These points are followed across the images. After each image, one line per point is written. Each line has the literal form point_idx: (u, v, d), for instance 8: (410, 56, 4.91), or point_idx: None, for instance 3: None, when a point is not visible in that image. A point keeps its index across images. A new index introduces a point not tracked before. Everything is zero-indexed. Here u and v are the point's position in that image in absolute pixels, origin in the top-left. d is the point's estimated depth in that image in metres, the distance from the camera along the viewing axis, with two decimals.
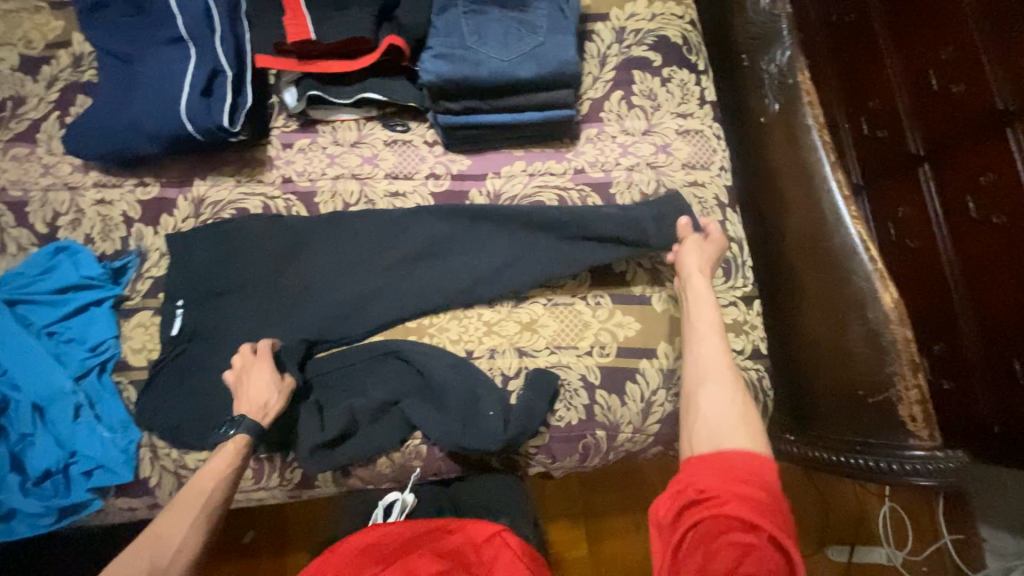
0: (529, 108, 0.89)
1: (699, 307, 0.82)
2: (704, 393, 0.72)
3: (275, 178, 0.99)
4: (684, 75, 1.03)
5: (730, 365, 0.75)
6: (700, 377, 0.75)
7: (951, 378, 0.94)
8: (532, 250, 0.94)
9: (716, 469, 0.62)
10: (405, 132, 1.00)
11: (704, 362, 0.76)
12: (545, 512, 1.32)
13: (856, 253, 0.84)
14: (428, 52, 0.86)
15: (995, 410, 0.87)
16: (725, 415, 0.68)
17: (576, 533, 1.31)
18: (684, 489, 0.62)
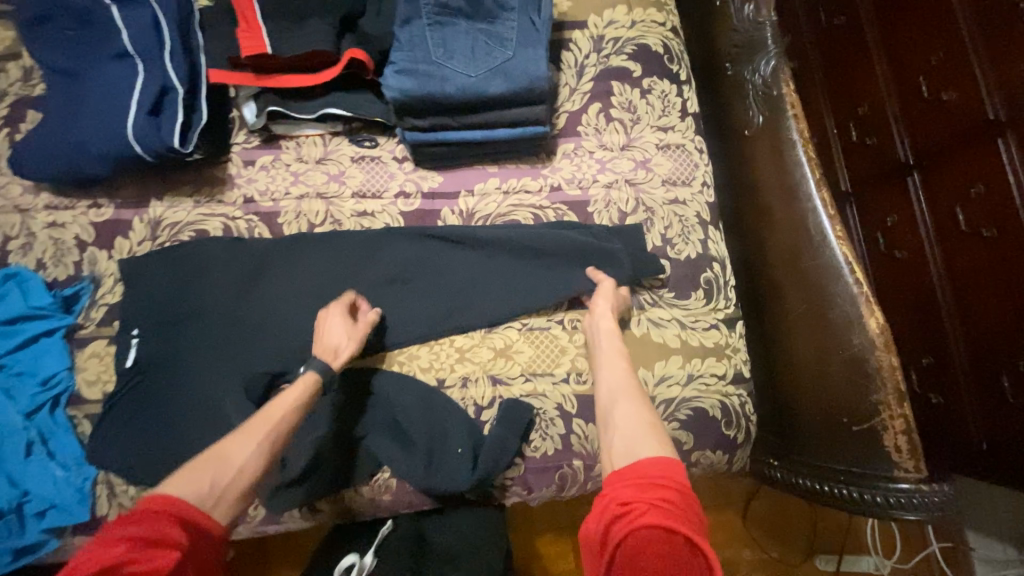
0: (500, 125, 0.85)
1: (607, 338, 0.81)
2: (617, 412, 0.71)
3: (236, 198, 0.95)
4: (665, 86, 0.99)
5: (636, 387, 0.74)
6: (613, 399, 0.73)
7: (943, 394, 0.92)
8: (495, 282, 0.91)
9: (631, 483, 0.58)
10: (373, 148, 0.96)
11: (613, 387, 0.75)
12: (533, 525, 1.29)
13: (841, 275, 0.81)
14: (391, 68, 0.80)
15: (982, 425, 0.87)
16: (634, 429, 0.66)
17: (561, 549, 1.28)
18: (607, 506, 0.58)
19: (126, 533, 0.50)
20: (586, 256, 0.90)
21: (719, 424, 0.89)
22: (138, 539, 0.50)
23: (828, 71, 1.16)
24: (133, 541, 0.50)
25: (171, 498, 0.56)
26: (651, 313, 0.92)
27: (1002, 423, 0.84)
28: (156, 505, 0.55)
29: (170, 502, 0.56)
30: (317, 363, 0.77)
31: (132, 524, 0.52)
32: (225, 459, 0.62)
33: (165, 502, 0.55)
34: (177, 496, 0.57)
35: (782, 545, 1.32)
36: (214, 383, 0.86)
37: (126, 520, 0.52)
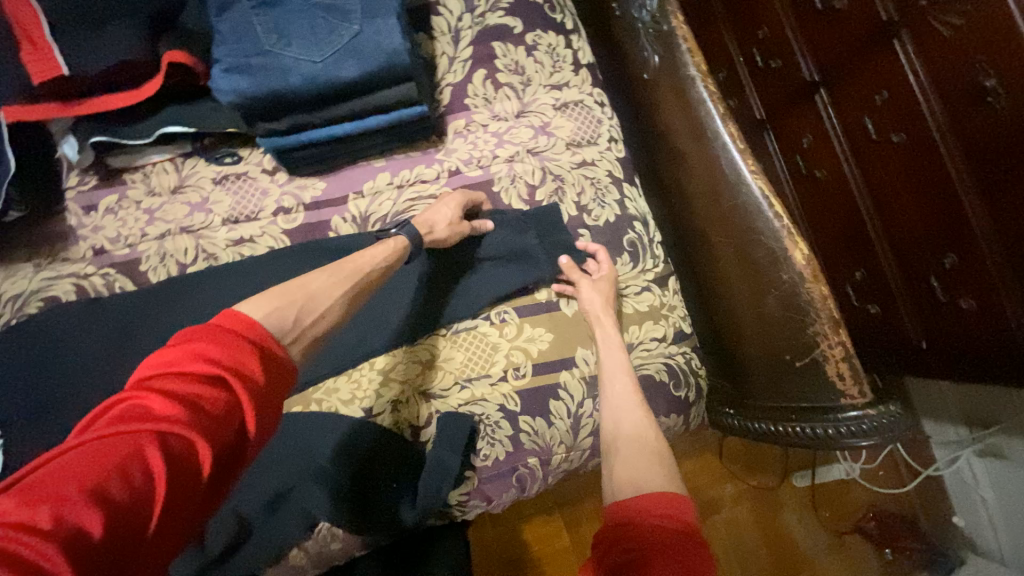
0: (369, 113, 0.74)
1: (612, 350, 0.80)
2: (619, 440, 0.73)
3: (84, 251, 0.80)
4: (552, 38, 0.90)
5: (642, 405, 0.76)
6: (616, 418, 0.75)
7: (881, 302, 0.92)
8: (416, 288, 0.83)
9: (652, 512, 0.59)
10: (236, 164, 0.83)
11: (618, 405, 0.76)
12: (522, 511, 1.23)
13: (761, 211, 0.76)
14: (217, 67, 0.67)
15: (920, 327, 0.87)
16: (636, 458, 0.69)
17: (550, 530, 1.23)
18: (620, 528, 0.59)
19: (199, 350, 0.44)
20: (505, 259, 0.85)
21: (668, 386, 0.86)
22: (207, 362, 0.43)
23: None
24: (205, 363, 0.43)
25: (253, 323, 0.48)
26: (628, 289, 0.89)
27: (937, 322, 0.84)
28: (236, 323, 0.48)
29: (251, 326, 0.48)
30: (409, 232, 0.74)
31: (213, 342, 0.45)
32: (312, 295, 0.57)
33: (244, 324, 0.48)
34: (256, 319, 0.49)
35: (761, 473, 1.33)
36: None
37: (203, 332, 0.45)
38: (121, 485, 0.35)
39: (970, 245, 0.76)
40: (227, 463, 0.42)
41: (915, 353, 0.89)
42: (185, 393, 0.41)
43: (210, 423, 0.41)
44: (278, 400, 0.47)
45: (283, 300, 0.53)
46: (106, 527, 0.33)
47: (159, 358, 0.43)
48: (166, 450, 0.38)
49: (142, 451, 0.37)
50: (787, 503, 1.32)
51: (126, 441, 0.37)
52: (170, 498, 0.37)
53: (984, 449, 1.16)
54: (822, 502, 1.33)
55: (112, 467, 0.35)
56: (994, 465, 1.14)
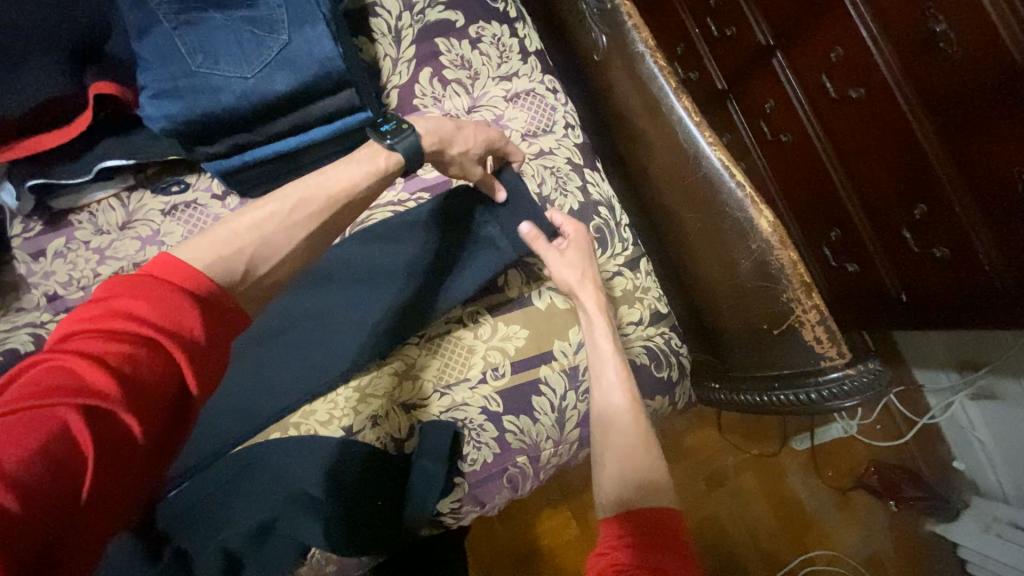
0: (313, 124, 0.72)
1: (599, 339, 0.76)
2: (611, 438, 0.68)
3: (37, 299, 0.77)
4: (496, 28, 0.88)
5: (636, 409, 0.70)
6: (604, 423, 0.70)
7: (857, 258, 0.92)
8: (371, 293, 0.80)
9: (658, 524, 0.58)
10: (184, 192, 0.80)
11: (607, 405, 0.71)
12: (527, 505, 1.22)
13: (724, 182, 0.75)
14: (145, 94, 0.64)
15: (897, 278, 0.87)
16: (629, 454, 0.65)
17: (557, 522, 1.22)
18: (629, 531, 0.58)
19: (128, 308, 0.40)
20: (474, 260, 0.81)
21: (649, 368, 0.85)
22: (138, 320, 0.39)
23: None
24: (136, 323, 0.39)
25: (193, 274, 0.44)
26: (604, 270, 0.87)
27: (913, 271, 0.84)
28: (175, 273, 0.43)
29: (191, 277, 0.43)
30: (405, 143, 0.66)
31: (142, 298, 0.40)
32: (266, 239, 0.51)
33: (181, 276, 0.43)
34: (198, 270, 0.45)
35: (761, 440, 1.32)
36: None
37: (135, 285, 0.41)
38: (40, 462, 0.32)
39: (935, 192, 0.76)
40: (168, 422, 0.39)
41: (896, 305, 0.89)
42: (112, 355, 0.37)
43: (142, 385, 0.37)
44: (225, 353, 0.44)
45: (231, 246, 0.48)
46: (26, 502, 0.31)
47: (85, 315, 0.39)
48: (91, 417, 0.35)
49: (66, 419, 0.34)
50: (791, 467, 1.31)
51: (45, 414, 0.34)
52: (105, 463, 0.35)
53: (977, 392, 1.16)
54: (825, 461, 1.32)
55: (30, 438, 0.32)
56: (988, 406, 1.15)
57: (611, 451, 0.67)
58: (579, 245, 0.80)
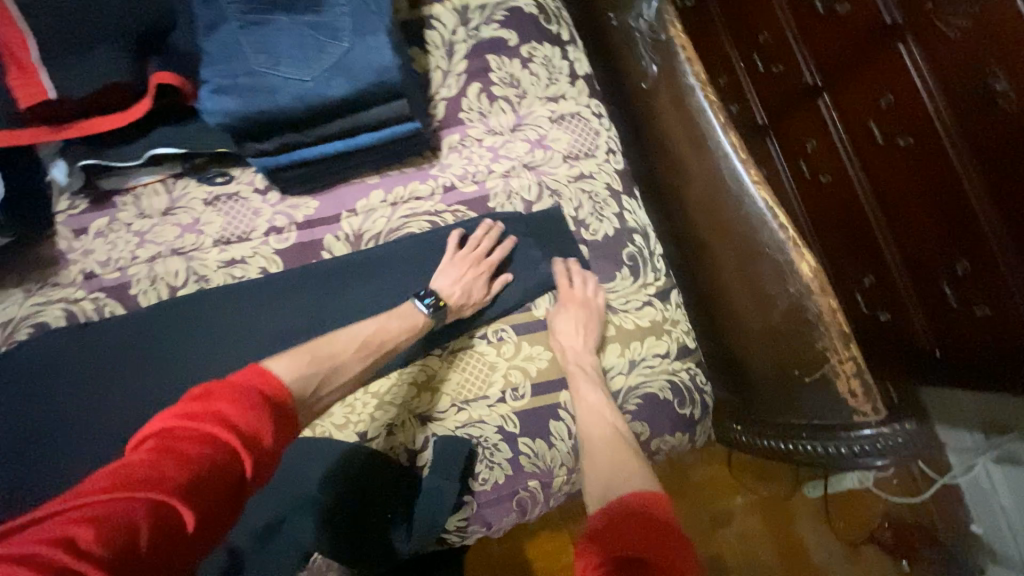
0: (361, 130, 0.72)
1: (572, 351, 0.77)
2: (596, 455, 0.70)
3: (74, 275, 0.78)
4: (548, 49, 0.88)
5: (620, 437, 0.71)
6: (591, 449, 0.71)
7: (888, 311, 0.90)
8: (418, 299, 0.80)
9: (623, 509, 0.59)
10: (228, 183, 0.81)
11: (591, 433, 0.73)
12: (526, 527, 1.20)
13: (766, 221, 0.74)
14: (206, 88, 0.65)
15: (933, 334, 0.84)
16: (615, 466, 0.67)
17: (552, 548, 1.19)
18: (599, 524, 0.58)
19: (220, 406, 0.45)
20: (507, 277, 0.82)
21: (672, 405, 0.81)
22: (226, 420, 0.45)
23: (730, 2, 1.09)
24: (223, 421, 0.45)
25: (275, 382, 0.51)
26: (633, 299, 0.83)
27: (951, 330, 0.81)
28: (263, 381, 0.50)
29: (272, 386, 0.51)
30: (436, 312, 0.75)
31: (235, 398, 0.47)
32: (332, 368, 0.62)
33: (267, 383, 0.51)
34: (279, 380, 0.53)
35: (771, 482, 1.28)
36: None
37: (233, 386, 0.48)
38: (110, 548, 0.34)
39: (980, 252, 0.74)
40: (214, 528, 0.41)
41: (930, 361, 0.86)
42: (200, 449, 0.42)
43: (213, 482, 0.41)
44: (275, 465, 0.48)
45: (307, 370, 0.58)
46: None
47: (184, 409, 0.45)
48: (164, 509, 0.38)
49: (140, 508, 0.37)
50: (802, 515, 1.27)
51: (126, 501, 0.37)
52: (157, 557, 0.36)
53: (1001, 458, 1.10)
54: (837, 512, 1.27)
55: (111, 519, 0.35)
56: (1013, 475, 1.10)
57: (597, 499, 0.64)
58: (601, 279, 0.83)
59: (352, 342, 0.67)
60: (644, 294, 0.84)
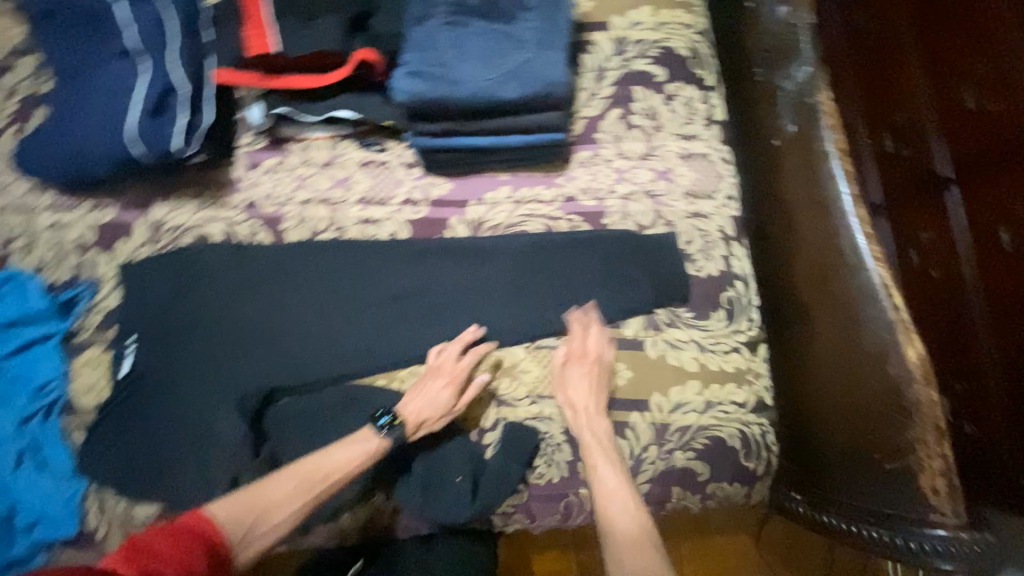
0: (514, 131, 0.81)
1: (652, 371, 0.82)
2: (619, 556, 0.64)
3: (239, 202, 0.91)
4: (690, 91, 0.93)
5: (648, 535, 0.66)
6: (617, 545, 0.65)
7: (964, 421, 0.81)
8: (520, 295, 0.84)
9: None
10: (381, 152, 0.92)
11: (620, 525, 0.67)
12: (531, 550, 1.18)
13: (876, 299, 0.74)
14: (402, 69, 0.75)
15: None
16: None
17: None
18: None
19: (159, 545, 0.55)
20: (606, 291, 0.83)
21: (737, 455, 0.82)
22: (174, 553, 0.55)
23: (867, 55, 0.95)
24: (154, 558, 0.53)
25: (220, 526, 0.60)
26: (722, 343, 0.84)
27: None
28: (200, 524, 0.59)
29: (217, 532, 0.60)
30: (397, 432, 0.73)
31: (168, 536, 0.56)
32: (264, 511, 0.64)
33: (210, 525, 0.59)
34: (223, 523, 0.61)
35: None
36: (207, 398, 0.80)
37: (169, 529, 0.57)
38: None
39: None
40: None
41: None
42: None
43: None
44: None
45: (251, 509, 0.63)
46: None
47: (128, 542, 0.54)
48: None
49: None
50: None
51: None
52: None
53: None
54: None
55: None
56: None
57: None
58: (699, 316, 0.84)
59: (304, 469, 0.69)
60: (733, 341, 0.84)
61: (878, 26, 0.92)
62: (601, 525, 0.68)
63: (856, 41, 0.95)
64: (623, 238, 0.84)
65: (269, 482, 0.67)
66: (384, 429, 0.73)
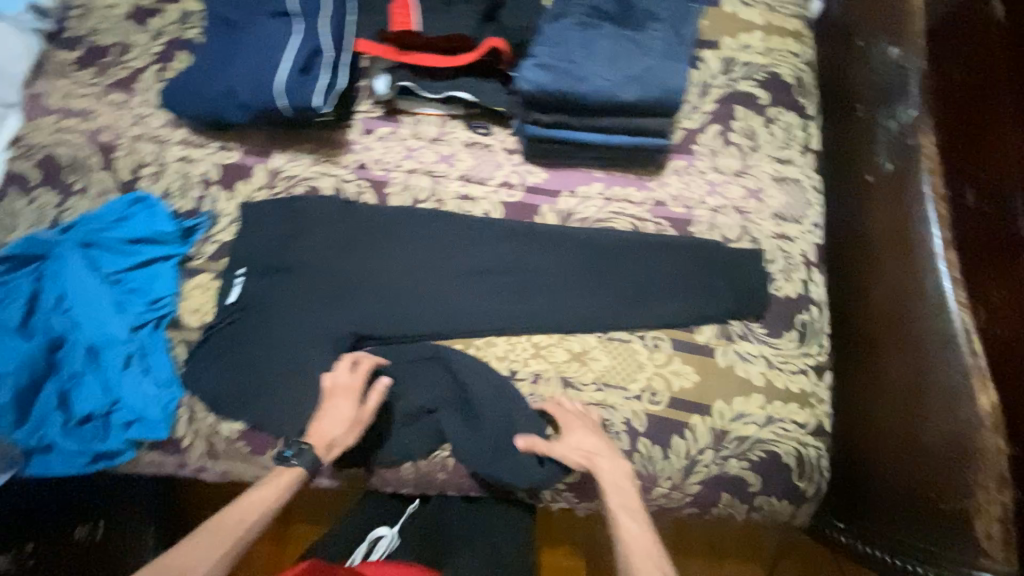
0: (620, 131, 0.84)
1: (720, 378, 0.85)
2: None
3: (350, 162, 0.98)
4: (791, 117, 0.95)
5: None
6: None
7: (1019, 489, 0.76)
8: (601, 288, 0.89)
9: None
10: (486, 136, 0.98)
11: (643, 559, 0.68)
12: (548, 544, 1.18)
13: (954, 343, 0.76)
14: (530, 61, 0.83)
15: None
16: None
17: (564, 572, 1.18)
18: None
19: None
20: (684, 296, 0.87)
21: (791, 472, 0.84)
22: None
23: (967, 106, 0.94)
24: None
25: None
26: (789, 364, 0.86)
27: None
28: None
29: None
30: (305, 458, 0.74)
31: None
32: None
33: None
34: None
35: None
36: (304, 335, 0.87)
37: None
38: None
39: None
40: None
41: None
42: None
43: None
44: None
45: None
46: None
47: None
48: None
49: None
50: None
51: None
52: None
53: None
54: None
55: None
56: None
57: None
58: (771, 333, 0.87)
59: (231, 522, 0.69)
60: (801, 362, 0.87)
61: (986, 79, 0.93)
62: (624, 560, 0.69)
63: (960, 90, 0.94)
64: (714, 246, 0.89)
65: (178, 551, 0.65)
66: (291, 461, 0.74)
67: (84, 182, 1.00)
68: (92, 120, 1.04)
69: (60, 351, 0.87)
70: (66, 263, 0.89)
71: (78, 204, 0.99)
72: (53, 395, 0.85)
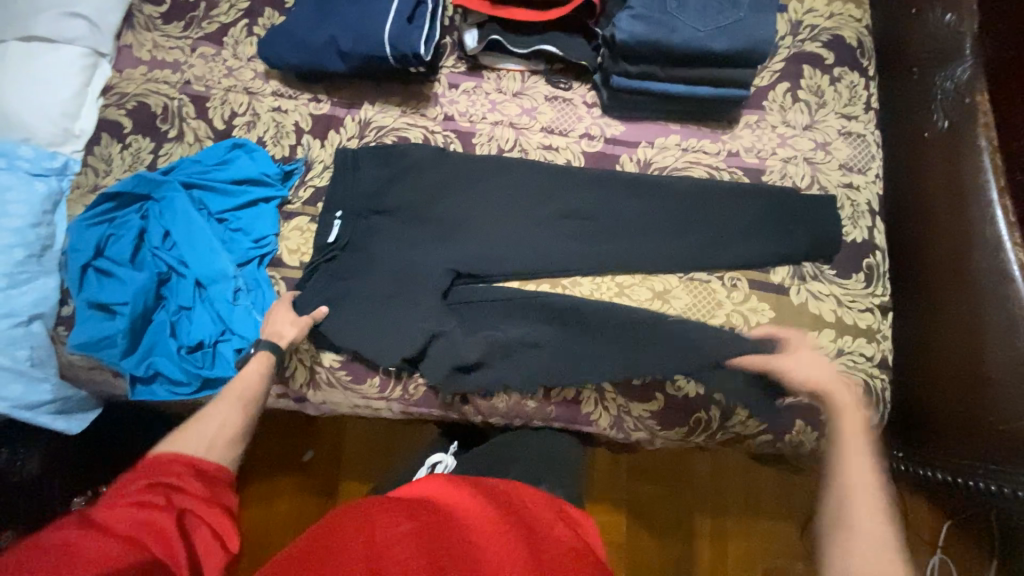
0: (704, 82, 0.92)
1: (793, 315, 0.91)
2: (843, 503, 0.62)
3: (437, 114, 1.03)
4: (855, 77, 1.02)
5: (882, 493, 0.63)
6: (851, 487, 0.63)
7: None
8: (680, 232, 0.95)
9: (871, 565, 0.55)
10: (566, 91, 1.03)
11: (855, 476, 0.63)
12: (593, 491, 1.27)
13: (1012, 279, 0.81)
14: (627, 12, 0.90)
15: None
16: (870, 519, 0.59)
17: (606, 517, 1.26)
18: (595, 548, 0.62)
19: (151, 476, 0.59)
20: (757, 240, 0.93)
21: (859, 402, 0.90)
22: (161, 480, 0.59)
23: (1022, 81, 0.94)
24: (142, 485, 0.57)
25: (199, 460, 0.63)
26: (855, 303, 0.93)
27: None
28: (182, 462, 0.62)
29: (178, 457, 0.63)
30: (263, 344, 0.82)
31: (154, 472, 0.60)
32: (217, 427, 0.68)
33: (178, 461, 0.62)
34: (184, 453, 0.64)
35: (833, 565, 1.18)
36: (402, 271, 0.93)
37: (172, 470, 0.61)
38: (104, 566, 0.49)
39: None
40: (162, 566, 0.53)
41: None
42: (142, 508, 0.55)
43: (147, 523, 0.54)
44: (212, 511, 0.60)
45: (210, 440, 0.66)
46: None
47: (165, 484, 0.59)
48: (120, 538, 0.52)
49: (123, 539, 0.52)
50: None
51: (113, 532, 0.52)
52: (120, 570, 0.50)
53: None
54: None
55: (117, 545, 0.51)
56: None
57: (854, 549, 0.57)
58: (840, 274, 0.93)
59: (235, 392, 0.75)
60: (867, 300, 0.93)
61: None
62: (837, 498, 0.62)
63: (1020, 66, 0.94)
64: (790, 193, 0.95)
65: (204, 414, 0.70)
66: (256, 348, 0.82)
67: (179, 129, 1.04)
68: (183, 71, 1.07)
69: (166, 285, 0.93)
70: (172, 202, 0.94)
71: (173, 151, 1.03)
72: (164, 324, 0.90)
